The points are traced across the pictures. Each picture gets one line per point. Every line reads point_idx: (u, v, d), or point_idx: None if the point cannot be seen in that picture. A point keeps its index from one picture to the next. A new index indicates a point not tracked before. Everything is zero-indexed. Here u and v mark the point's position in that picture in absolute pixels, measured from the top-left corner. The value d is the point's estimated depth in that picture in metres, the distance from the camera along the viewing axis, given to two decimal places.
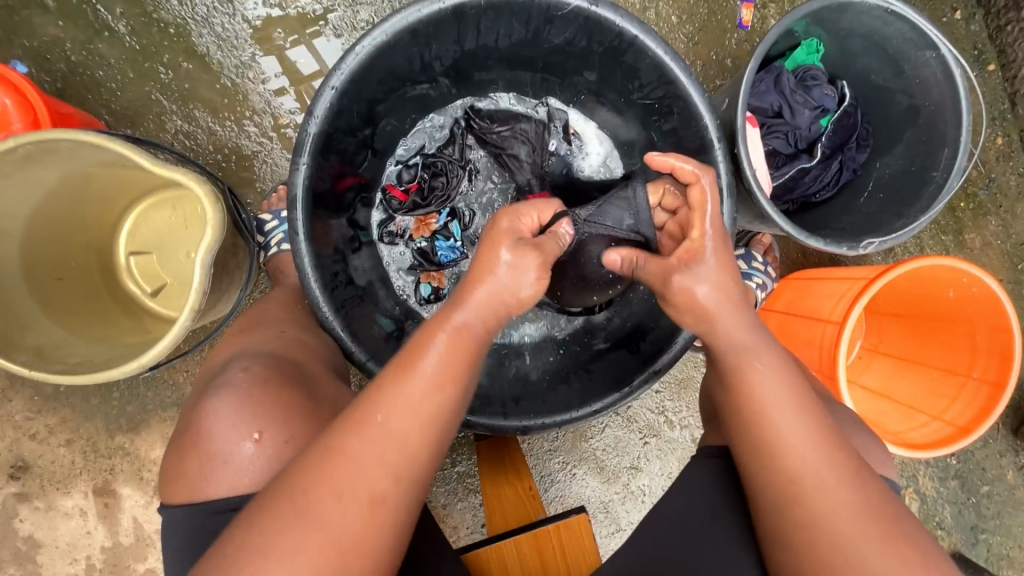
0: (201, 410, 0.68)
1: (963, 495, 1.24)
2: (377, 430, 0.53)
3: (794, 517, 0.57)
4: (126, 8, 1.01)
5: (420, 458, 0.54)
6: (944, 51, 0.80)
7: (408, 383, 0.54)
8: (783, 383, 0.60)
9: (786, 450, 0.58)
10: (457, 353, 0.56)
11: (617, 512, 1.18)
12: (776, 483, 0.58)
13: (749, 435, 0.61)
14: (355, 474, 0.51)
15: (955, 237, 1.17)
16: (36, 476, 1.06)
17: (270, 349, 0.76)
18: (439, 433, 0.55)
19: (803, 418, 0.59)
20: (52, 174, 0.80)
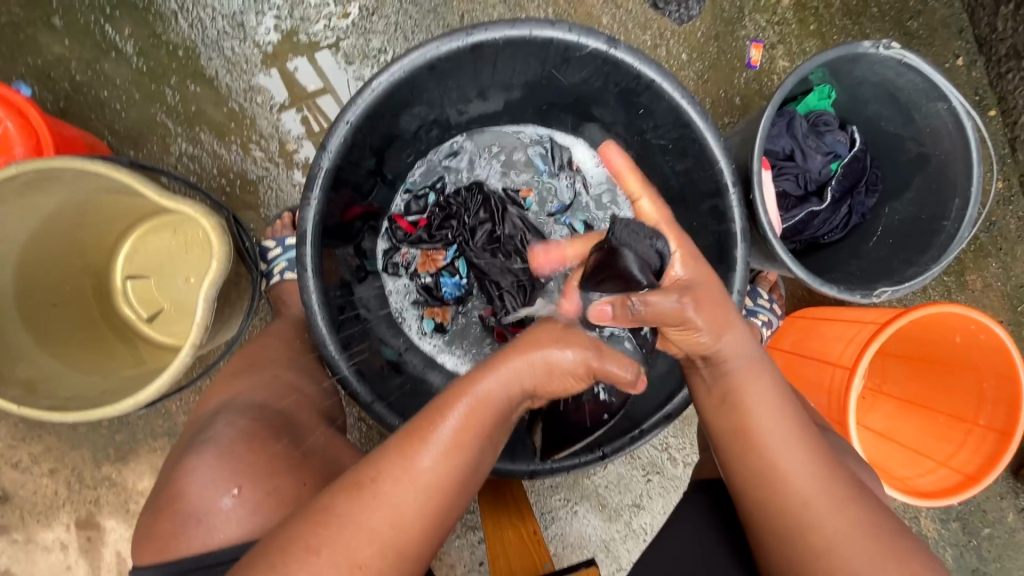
0: (182, 464, 0.66)
1: (965, 537, 1.23)
2: (371, 495, 0.53)
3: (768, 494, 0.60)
4: (135, 29, 1.00)
5: (416, 529, 0.53)
6: (956, 103, 0.82)
7: (415, 455, 0.54)
8: (778, 406, 0.61)
9: (793, 484, 0.58)
10: (472, 424, 0.56)
11: (618, 551, 1.15)
12: (748, 460, 0.61)
13: (753, 471, 0.61)
14: (348, 538, 0.51)
15: (957, 278, 1.16)
16: (16, 507, 1.01)
17: (260, 399, 0.74)
18: (435, 506, 0.54)
19: (803, 447, 0.60)
20: (51, 200, 0.78)
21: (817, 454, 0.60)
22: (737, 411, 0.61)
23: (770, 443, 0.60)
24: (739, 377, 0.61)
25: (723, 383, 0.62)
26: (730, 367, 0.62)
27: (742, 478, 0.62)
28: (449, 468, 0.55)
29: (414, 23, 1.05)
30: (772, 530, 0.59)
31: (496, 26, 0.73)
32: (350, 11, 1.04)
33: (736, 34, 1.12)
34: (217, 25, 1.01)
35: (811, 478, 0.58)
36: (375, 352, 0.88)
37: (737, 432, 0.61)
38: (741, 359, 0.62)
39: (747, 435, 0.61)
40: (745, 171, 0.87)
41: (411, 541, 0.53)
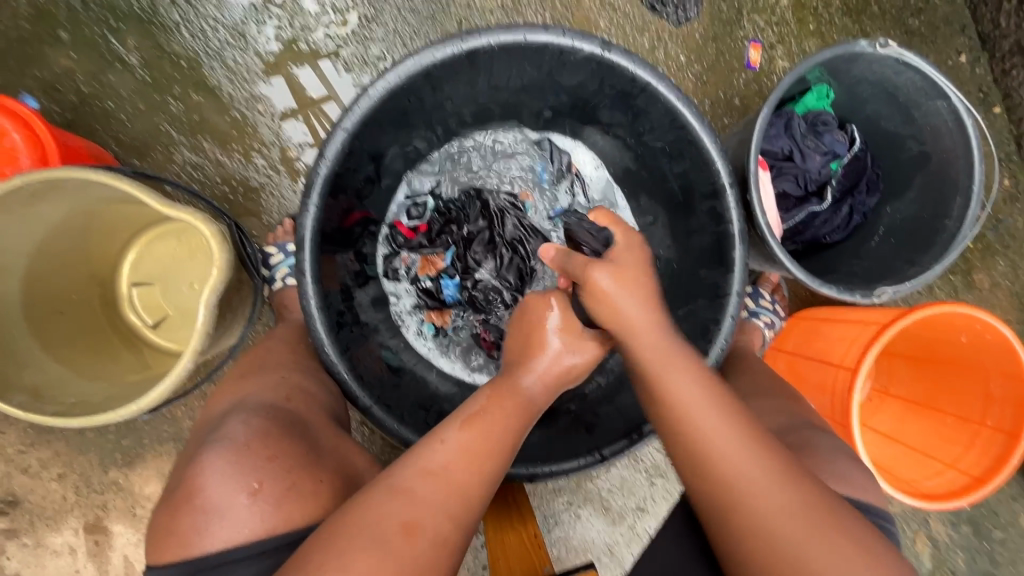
0: (195, 464, 0.65)
1: (977, 540, 1.21)
2: (443, 475, 0.60)
3: (706, 476, 0.61)
4: (139, 41, 1.02)
5: (480, 501, 0.61)
6: (955, 101, 0.81)
7: (479, 434, 0.63)
8: (695, 384, 0.63)
9: (715, 464, 0.60)
10: (516, 411, 0.66)
11: (622, 554, 1.14)
12: (685, 440, 0.62)
13: (682, 451, 0.63)
14: (427, 509, 0.57)
15: (963, 277, 1.15)
16: (25, 512, 1.03)
17: (270, 399, 0.74)
18: (494, 481, 0.62)
19: (729, 429, 0.61)
20: (57, 210, 0.80)
21: (740, 432, 0.61)
22: (666, 395, 0.63)
23: (699, 426, 0.61)
24: (654, 356, 0.64)
25: (643, 363, 0.65)
26: (646, 351, 0.64)
27: (677, 458, 0.64)
28: (502, 446, 0.64)
29: (413, 30, 1.06)
30: (709, 510, 0.61)
31: (490, 32, 0.74)
32: (349, 19, 1.05)
33: (735, 35, 1.12)
34: (219, 35, 1.03)
35: (742, 460, 0.59)
36: (375, 357, 0.89)
37: (671, 415, 0.63)
38: (657, 338, 0.65)
39: (671, 418, 0.64)
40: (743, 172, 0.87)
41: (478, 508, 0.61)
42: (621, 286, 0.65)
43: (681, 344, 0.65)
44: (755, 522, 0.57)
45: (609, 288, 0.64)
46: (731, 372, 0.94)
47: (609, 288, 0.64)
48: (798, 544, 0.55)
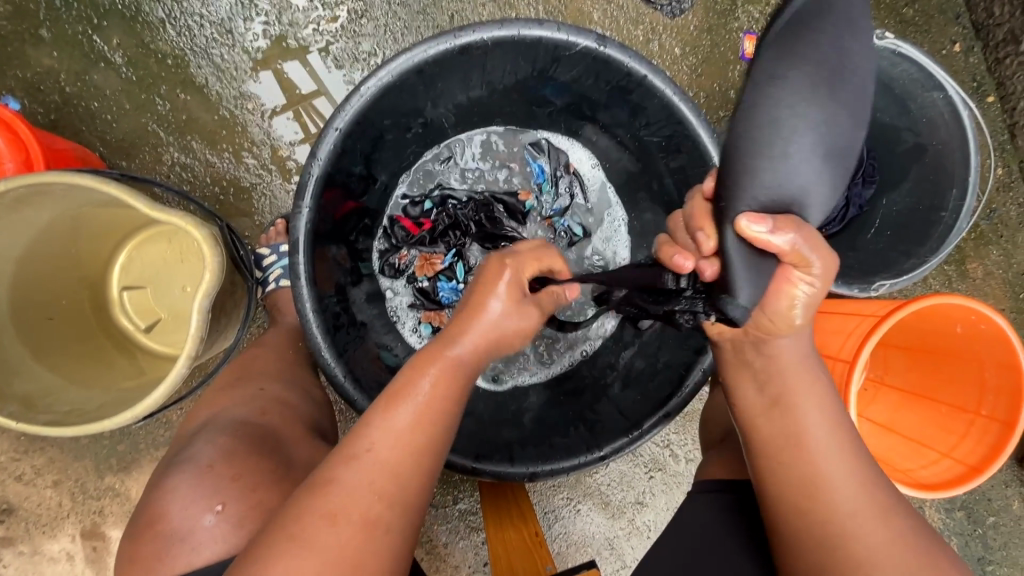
0: (162, 485, 0.66)
1: (970, 526, 1.22)
2: (364, 461, 0.55)
3: (808, 504, 0.58)
4: (123, 39, 1.00)
5: (409, 487, 0.55)
6: (951, 92, 0.82)
7: (398, 418, 0.57)
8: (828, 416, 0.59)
9: (822, 488, 0.57)
10: (448, 384, 0.59)
11: (622, 548, 1.15)
12: (788, 458, 0.59)
13: (791, 478, 0.59)
14: (348, 498, 0.53)
15: (957, 267, 1.15)
16: (21, 520, 1.02)
17: (243, 414, 0.73)
18: (424, 465, 0.57)
19: (840, 452, 0.58)
20: (44, 215, 0.78)
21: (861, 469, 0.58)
22: (784, 410, 0.59)
23: (812, 447, 0.58)
24: (795, 381, 0.59)
25: (777, 381, 0.59)
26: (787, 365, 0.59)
27: (779, 476, 0.60)
28: (433, 425, 0.58)
29: (404, 25, 1.04)
30: (804, 538, 0.58)
31: (483, 28, 0.73)
32: (338, 14, 1.03)
33: (730, 27, 1.11)
34: (206, 32, 1.01)
35: (845, 486, 0.57)
36: (373, 357, 0.88)
37: (782, 433, 0.59)
38: (799, 357, 0.59)
39: (780, 436, 0.60)
40: None
41: (411, 495, 0.56)
42: (816, 275, 0.52)
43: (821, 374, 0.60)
44: (853, 556, 0.55)
45: (807, 286, 0.53)
46: None
47: (808, 288, 0.53)
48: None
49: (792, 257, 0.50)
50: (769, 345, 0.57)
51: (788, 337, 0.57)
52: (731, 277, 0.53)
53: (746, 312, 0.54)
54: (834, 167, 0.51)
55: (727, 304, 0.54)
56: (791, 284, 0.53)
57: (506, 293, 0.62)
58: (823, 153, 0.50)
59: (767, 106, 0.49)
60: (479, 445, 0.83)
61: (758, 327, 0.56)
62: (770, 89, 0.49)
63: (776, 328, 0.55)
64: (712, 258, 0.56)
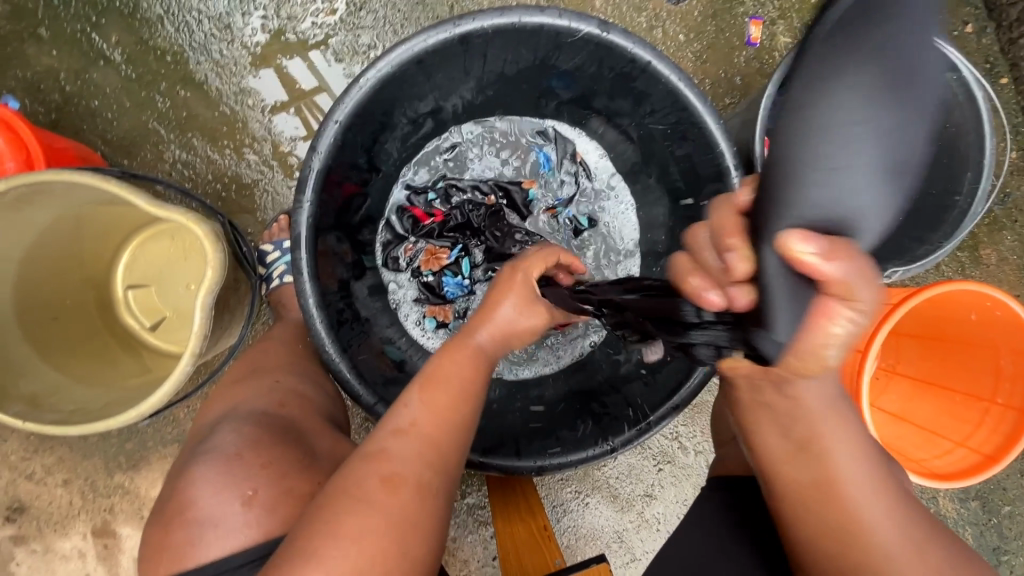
0: (188, 475, 0.65)
1: (985, 516, 1.21)
2: (412, 432, 0.57)
3: (844, 549, 0.56)
4: (122, 36, 0.99)
5: (451, 457, 0.58)
6: (965, 73, 0.80)
7: (438, 392, 0.60)
8: (857, 457, 0.56)
9: (862, 532, 0.56)
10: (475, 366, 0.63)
11: (631, 541, 1.14)
12: (821, 504, 0.57)
13: (824, 522, 0.57)
14: (401, 465, 0.54)
15: (971, 253, 1.13)
16: (32, 518, 1.02)
17: (261, 406, 0.73)
18: (463, 436, 0.60)
19: (874, 492, 0.56)
20: (47, 214, 0.78)
21: (893, 505, 0.57)
22: (818, 456, 0.56)
23: (846, 491, 0.56)
24: (824, 425, 0.55)
25: (802, 425, 0.55)
26: (815, 411, 0.55)
27: (814, 523, 0.58)
28: (468, 400, 0.61)
29: (404, 16, 1.03)
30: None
31: (483, 15, 0.71)
32: (337, 7, 1.02)
33: (735, 12, 1.09)
34: (204, 28, 1.00)
35: (885, 526, 0.56)
36: (378, 352, 0.87)
37: (816, 482, 0.57)
38: (827, 401, 0.55)
39: (812, 483, 0.57)
40: (746, 155, 0.86)
41: (454, 461, 0.58)
42: (863, 309, 0.37)
43: (848, 411, 0.57)
44: None
45: (849, 325, 0.37)
46: None
47: (851, 327, 0.38)
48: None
49: (833, 288, 0.36)
50: (790, 386, 0.51)
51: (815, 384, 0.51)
52: (767, 304, 0.38)
53: (781, 349, 0.40)
54: (898, 187, 0.36)
55: (759, 339, 0.41)
56: (832, 321, 0.37)
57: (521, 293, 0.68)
58: (884, 168, 0.35)
59: (813, 114, 0.35)
60: (486, 439, 0.82)
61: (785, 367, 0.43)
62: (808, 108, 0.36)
63: (805, 367, 0.41)
64: (742, 284, 0.40)
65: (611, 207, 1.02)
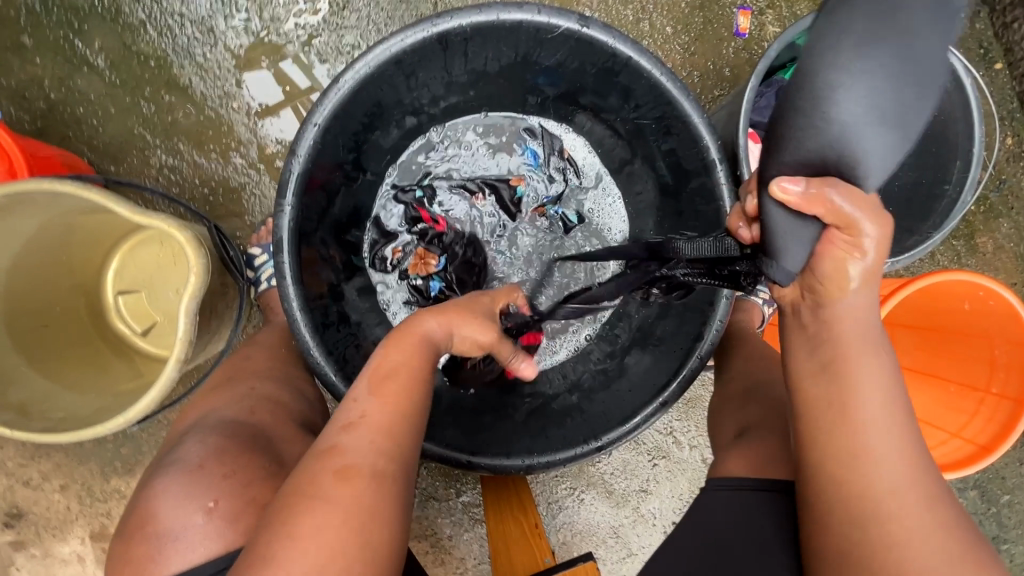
0: (151, 487, 0.65)
1: (984, 505, 1.20)
2: (365, 425, 0.56)
3: (848, 479, 0.52)
4: (105, 42, 0.99)
5: (407, 447, 0.57)
6: (953, 60, 0.80)
7: (387, 387, 0.59)
8: (886, 388, 0.52)
9: (866, 462, 0.51)
10: (422, 359, 0.63)
11: (627, 536, 1.15)
12: (834, 424, 0.53)
13: (835, 449, 0.53)
14: (356, 456, 0.54)
15: (966, 242, 1.11)
16: (31, 523, 1.03)
17: (231, 414, 0.73)
18: (417, 426, 0.59)
19: (897, 427, 0.52)
20: (31, 223, 0.78)
21: (913, 451, 0.52)
22: (840, 375, 0.53)
23: (862, 415, 0.52)
24: (852, 346, 0.52)
25: (830, 345, 0.53)
26: (844, 329, 0.52)
27: (817, 448, 0.54)
28: (419, 387, 0.61)
29: (387, 15, 1.02)
30: (838, 513, 0.52)
31: (460, 13, 0.71)
32: (320, 7, 1.01)
33: (722, 3, 1.07)
34: (187, 31, 1.00)
35: (895, 466, 0.51)
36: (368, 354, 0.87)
37: (831, 402, 0.53)
38: (861, 322, 0.53)
39: (827, 401, 0.53)
40: (731, 149, 0.86)
41: (407, 447, 0.57)
42: (869, 236, 0.48)
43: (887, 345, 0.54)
44: (896, 541, 0.49)
45: (859, 252, 0.49)
46: (728, 352, 0.93)
47: (863, 253, 0.49)
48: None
49: (834, 219, 0.47)
50: (828, 307, 0.53)
51: (849, 300, 0.52)
52: (773, 241, 0.51)
53: (788, 274, 0.52)
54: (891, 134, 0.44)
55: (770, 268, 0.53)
56: (841, 249, 0.49)
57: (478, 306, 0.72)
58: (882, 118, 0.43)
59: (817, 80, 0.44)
60: (476, 439, 0.82)
61: (811, 293, 0.53)
62: (814, 61, 0.43)
63: (829, 291, 0.52)
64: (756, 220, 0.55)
65: (602, 204, 1.01)
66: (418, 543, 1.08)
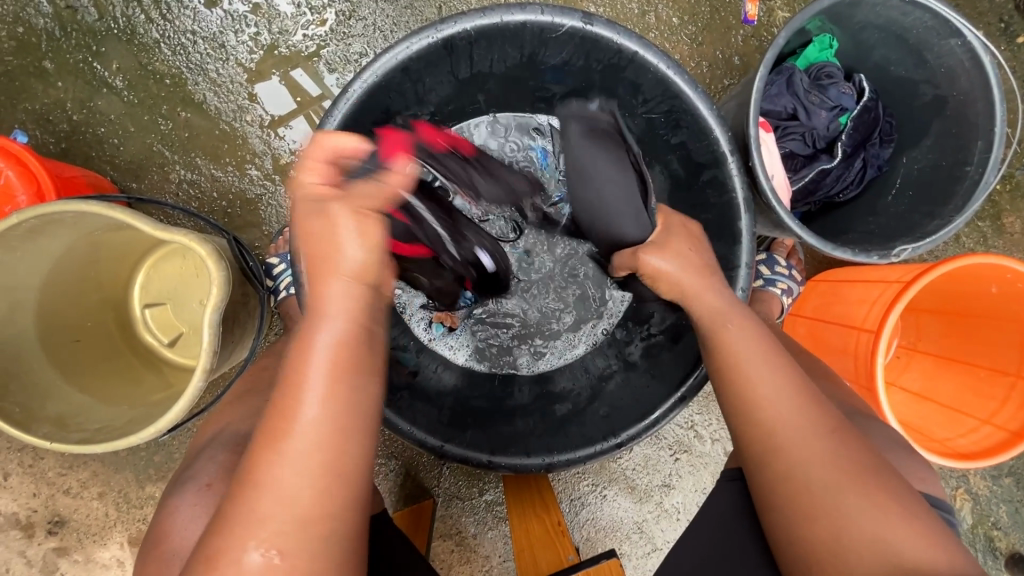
0: (170, 503, 0.70)
1: (1021, 492, 1.16)
2: (265, 478, 0.51)
3: (761, 441, 0.61)
4: (122, 63, 1.02)
5: (330, 495, 0.52)
6: (971, 38, 0.77)
7: (292, 423, 0.52)
8: (756, 343, 0.65)
9: (759, 412, 0.62)
10: (340, 353, 0.55)
11: (651, 531, 1.14)
12: (733, 387, 0.64)
13: (734, 402, 0.64)
14: (254, 515, 0.50)
15: (992, 222, 1.08)
16: (73, 530, 1.07)
17: (247, 428, 0.76)
18: (334, 459, 0.53)
19: (785, 387, 0.62)
20: (58, 244, 0.80)
21: (810, 412, 0.60)
22: (718, 347, 0.66)
23: (747, 370, 0.64)
24: (717, 323, 0.68)
25: (705, 323, 0.69)
26: (704, 305, 0.69)
27: (731, 415, 0.64)
28: (333, 413, 0.53)
29: (392, 21, 1.03)
30: (766, 481, 0.60)
31: (464, 18, 0.71)
32: (327, 17, 1.03)
33: None
34: (200, 48, 1.02)
35: (790, 423, 0.60)
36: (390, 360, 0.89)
37: (719, 364, 0.66)
38: (718, 300, 0.69)
39: (726, 368, 0.66)
40: (742, 139, 0.85)
41: (314, 507, 0.51)
42: (661, 261, 0.72)
43: (749, 315, 0.69)
44: (801, 493, 0.57)
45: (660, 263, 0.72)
46: None
47: (667, 264, 0.72)
48: (838, 495, 0.55)
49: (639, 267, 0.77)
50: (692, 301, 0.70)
51: (677, 271, 0.71)
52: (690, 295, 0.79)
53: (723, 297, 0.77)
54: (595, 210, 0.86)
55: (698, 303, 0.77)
56: (662, 272, 0.72)
57: (314, 209, 0.60)
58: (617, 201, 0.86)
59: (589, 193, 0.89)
60: (494, 438, 0.83)
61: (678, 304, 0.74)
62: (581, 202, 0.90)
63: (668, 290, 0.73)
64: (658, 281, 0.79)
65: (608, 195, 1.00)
66: (444, 543, 1.10)
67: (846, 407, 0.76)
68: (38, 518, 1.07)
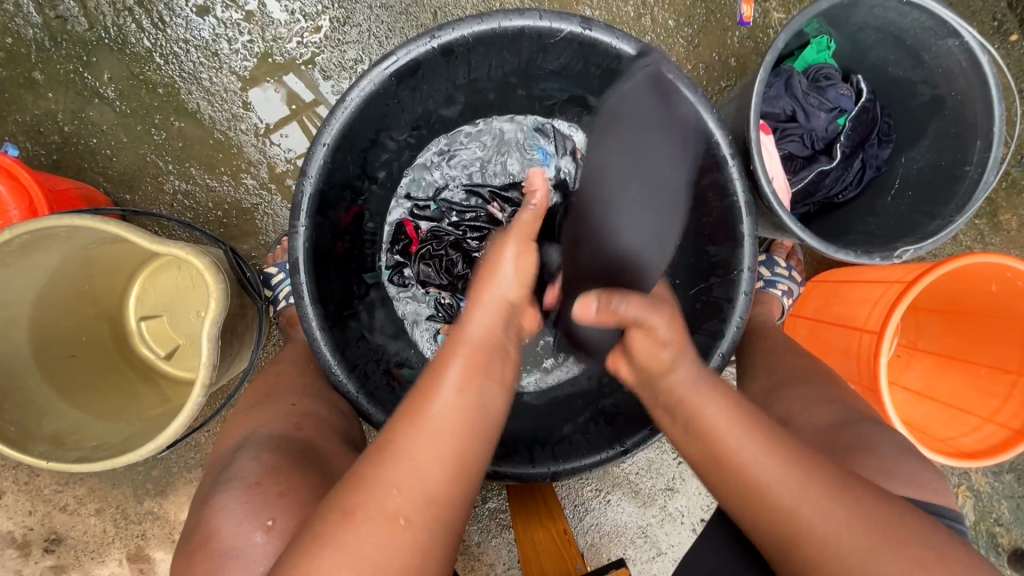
0: (210, 504, 0.67)
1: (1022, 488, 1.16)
2: (372, 501, 0.51)
3: (775, 523, 0.57)
4: (114, 72, 1.00)
5: (448, 497, 0.53)
6: (968, 38, 0.77)
7: (424, 420, 0.55)
8: (732, 416, 0.63)
9: (761, 492, 0.58)
10: (480, 356, 0.60)
11: (655, 535, 1.14)
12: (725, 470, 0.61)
13: (733, 485, 0.61)
14: (360, 543, 0.50)
15: (989, 220, 1.09)
16: (70, 547, 1.05)
17: (279, 429, 0.74)
18: (460, 465, 0.55)
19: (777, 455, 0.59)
20: (51, 259, 0.79)
21: (807, 475, 0.58)
22: (699, 429, 0.64)
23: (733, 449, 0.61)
24: (692, 402, 0.65)
25: (678, 405, 0.66)
26: (679, 386, 0.66)
27: (733, 500, 0.61)
28: (466, 409, 0.57)
29: (387, 28, 1.02)
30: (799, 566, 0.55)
31: (461, 24, 0.70)
32: (321, 24, 1.02)
33: None
34: (193, 57, 1.01)
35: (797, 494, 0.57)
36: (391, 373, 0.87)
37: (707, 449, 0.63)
38: (690, 383, 0.66)
39: (713, 454, 0.62)
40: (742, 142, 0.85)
41: (429, 505, 0.52)
42: (669, 340, 0.67)
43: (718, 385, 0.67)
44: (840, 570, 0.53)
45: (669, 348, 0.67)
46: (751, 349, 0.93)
47: (668, 350, 0.67)
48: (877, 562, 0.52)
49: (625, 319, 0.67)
50: (660, 380, 0.68)
51: (677, 368, 0.67)
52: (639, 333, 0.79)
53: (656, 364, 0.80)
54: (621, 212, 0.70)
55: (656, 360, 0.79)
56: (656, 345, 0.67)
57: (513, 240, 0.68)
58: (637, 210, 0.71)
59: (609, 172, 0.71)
60: (502, 446, 0.82)
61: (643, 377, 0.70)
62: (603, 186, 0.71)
63: (654, 368, 0.68)
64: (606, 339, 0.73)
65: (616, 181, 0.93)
66: None
67: (851, 410, 0.76)
68: (35, 537, 1.05)
